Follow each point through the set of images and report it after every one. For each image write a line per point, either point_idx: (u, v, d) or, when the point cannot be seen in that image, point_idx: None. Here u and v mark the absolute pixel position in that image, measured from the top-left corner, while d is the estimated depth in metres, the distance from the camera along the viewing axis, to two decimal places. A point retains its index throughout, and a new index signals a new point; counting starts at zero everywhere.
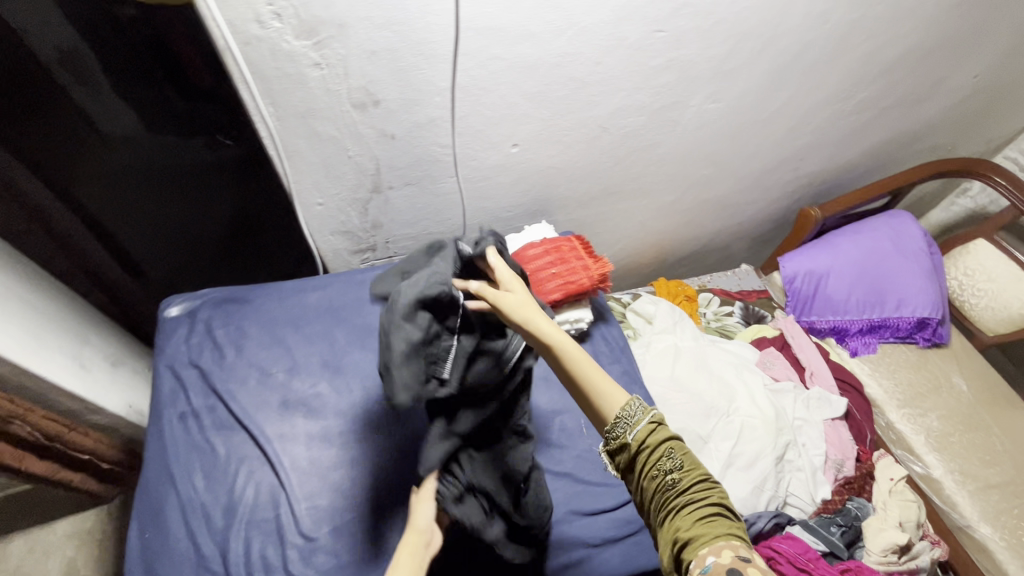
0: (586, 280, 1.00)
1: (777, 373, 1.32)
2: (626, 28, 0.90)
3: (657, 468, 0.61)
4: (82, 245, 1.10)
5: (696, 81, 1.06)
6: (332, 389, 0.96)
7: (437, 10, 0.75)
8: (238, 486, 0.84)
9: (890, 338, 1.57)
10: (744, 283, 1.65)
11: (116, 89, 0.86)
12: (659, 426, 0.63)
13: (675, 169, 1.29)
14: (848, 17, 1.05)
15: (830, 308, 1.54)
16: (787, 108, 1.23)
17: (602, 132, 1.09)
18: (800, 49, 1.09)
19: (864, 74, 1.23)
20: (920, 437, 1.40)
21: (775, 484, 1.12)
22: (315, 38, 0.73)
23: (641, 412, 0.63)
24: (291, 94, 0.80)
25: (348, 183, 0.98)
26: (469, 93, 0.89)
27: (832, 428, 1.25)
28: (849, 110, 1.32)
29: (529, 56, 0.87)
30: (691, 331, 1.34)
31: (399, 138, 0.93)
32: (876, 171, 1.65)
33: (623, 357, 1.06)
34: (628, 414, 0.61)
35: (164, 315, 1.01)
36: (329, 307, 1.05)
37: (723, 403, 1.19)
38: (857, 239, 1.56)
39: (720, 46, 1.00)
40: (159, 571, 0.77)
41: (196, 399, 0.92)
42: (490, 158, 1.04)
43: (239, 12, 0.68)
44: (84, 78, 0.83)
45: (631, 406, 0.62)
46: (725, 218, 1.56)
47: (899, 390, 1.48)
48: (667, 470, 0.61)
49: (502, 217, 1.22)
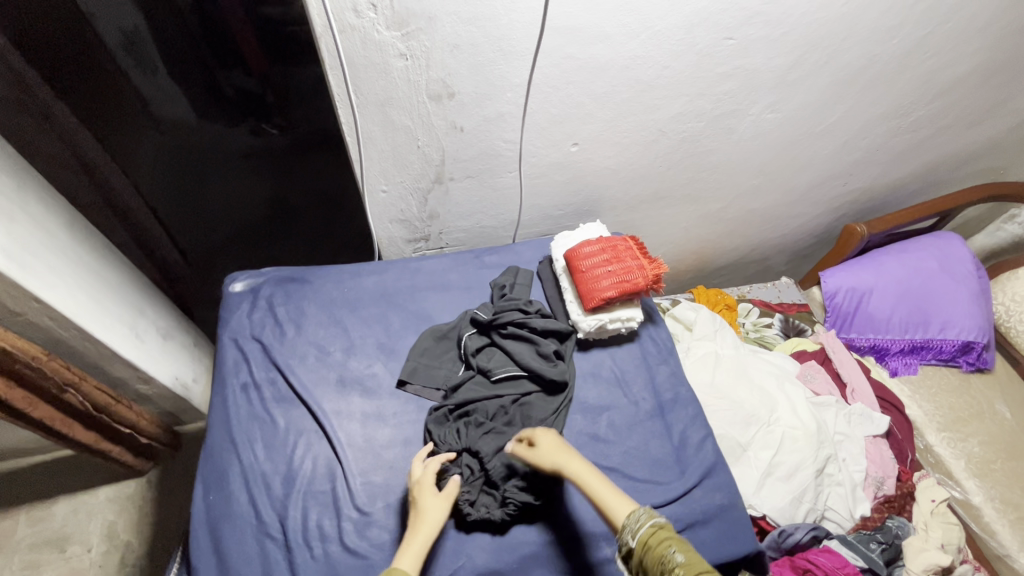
0: (641, 279, 0.99)
1: (818, 387, 1.32)
2: (697, 35, 0.91)
3: (658, 565, 0.63)
4: (134, 218, 1.41)
5: (757, 90, 1.07)
6: (387, 370, 0.98)
7: (522, 8, 0.78)
8: (297, 457, 0.87)
9: (933, 360, 1.54)
10: (785, 296, 1.62)
11: (164, 80, 1.49)
12: (661, 528, 0.66)
13: (726, 177, 1.30)
14: (917, 33, 1.05)
15: (872, 326, 1.52)
16: (844, 121, 1.23)
17: (660, 136, 1.10)
18: (865, 64, 1.09)
19: (924, 92, 1.22)
20: (960, 461, 1.37)
21: (814, 496, 1.11)
22: (405, 29, 0.77)
23: (644, 517, 0.67)
24: (374, 82, 0.83)
25: (413, 172, 1.01)
26: (540, 90, 0.92)
27: (873, 445, 1.24)
28: (904, 127, 1.31)
29: (601, 57, 0.89)
30: (731, 339, 1.34)
31: (467, 131, 0.96)
32: (926, 191, 1.62)
33: (671, 359, 1.08)
34: (631, 518, 0.66)
35: (228, 290, 1.05)
36: (385, 292, 1.08)
37: (764, 412, 1.18)
38: (903, 258, 1.55)
39: (785, 57, 1.01)
40: (221, 533, 0.79)
41: (258, 372, 0.95)
42: (549, 155, 1.06)
43: (339, 1, 0.72)
44: (140, 62, 1.42)
45: (635, 515, 0.67)
46: (769, 229, 1.56)
47: (940, 413, 1.46)
48: (669, 566, 0.62)
49: (553, 215, 1.24)
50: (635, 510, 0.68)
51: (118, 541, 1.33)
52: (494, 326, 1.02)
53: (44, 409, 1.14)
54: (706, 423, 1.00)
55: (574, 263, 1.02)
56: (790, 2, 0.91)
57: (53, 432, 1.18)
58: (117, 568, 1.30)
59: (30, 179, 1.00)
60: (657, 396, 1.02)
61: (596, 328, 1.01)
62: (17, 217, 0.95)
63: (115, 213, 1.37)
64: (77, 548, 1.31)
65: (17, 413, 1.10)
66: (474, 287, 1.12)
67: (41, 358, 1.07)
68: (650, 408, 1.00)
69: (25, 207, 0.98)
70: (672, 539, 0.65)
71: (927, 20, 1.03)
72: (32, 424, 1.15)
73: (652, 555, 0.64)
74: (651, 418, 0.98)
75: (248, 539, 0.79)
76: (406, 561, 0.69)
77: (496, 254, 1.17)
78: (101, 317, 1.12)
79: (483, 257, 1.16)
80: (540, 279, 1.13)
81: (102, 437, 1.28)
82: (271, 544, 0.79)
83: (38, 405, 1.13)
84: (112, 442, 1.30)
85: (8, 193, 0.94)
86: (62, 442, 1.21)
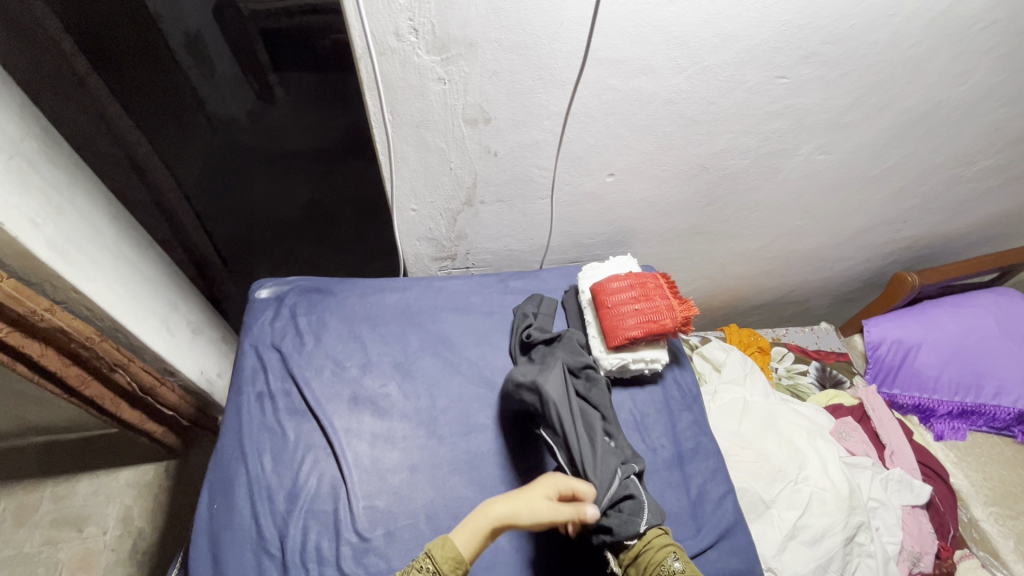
0: (669, 321, 0.96)
1: (853, 447, 1.23)
2: (747, 72, 0.87)
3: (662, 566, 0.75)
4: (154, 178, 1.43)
5: (809, 130, 1.01)
6: (400, 392, 0.97)
7: (565, 38, 0.76)
8: (303, 472, 0.86)
9: (984, 427, 1.43)
10: (823, 343, 1.55)
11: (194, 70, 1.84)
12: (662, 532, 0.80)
13: (768, 216, 1.24)
14: (991, 79, 0.98)
15: (918, 384, 1.42)
16: (901, 167, 1.16)
17: (701, 171, 1.06)
18: (929, 109, 1.02)
19: (992, 142, 1.13)
20: (1009, 542, 1.25)
21: (842, 567, 1.00)
22: (445, 54, 0.76)
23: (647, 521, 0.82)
24: (410, 104, 0.83)
25: (444, 193, 1.01)
26: (579, 120, 0.90)
27: (910, 516, 1.16)
28: (968, 176, 1.22)
29: (644, 90, 0.87)
30: (763, 386, 1.27)
31: (502, 156, 0.94)
32: (985, 244, 1.52)
33: (695, 405, 1.04)
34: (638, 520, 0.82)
35: (254, 295, 1.06)
36: (406, 310, 1.08)
37: (792, 469, 1.09)
38: (957, 314, 1.44)
39: (844, 97, 0.95)
40: (222, 545, 0.79)
41: (274, 381, 0.95)
42: (584, 184, 1.04)
43: (381, 24, 0.72)
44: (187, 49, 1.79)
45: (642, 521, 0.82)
46: (811, 271, 1.48)
47: (988, 485, 1.35)
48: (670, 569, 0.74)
49: (582, 244, 1.21)
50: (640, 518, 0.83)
51: (133, 527, 1.33)
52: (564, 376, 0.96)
53: (95, 387, 1.15)
54: (728, 478, 0.95)
55: (600, 297, 1.00)
56: (851, 43, 0.86)
57: (103, 409, 1.20)
58: (128, 554, 1.29)
59: (82, 174, 1.00)
60: (677, 444, 0.97)
61: (617, 367, 0.98)
62: (65, 210, 0.94)
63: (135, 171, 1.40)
64: (95, 530, 1.31)
65: (69, 388, 1.11)
66: (496, 312, 1.10)
67: (94, 339, 1.05)
68: (667, 458, 0.96)
69: (73, 200, 0.96)
70: (671, 544, 0.79)
71: (1003, 67, 0.96)
72: (82, 399, 1.16)
73: (653, 551, 0.77)
74: (668, 468, 0.94)
75: (248, 554, 0.79)
76: (460, 539, 0.67)
77: (521, 279, 1.16)
78: (136, 309, 1.11)
79: (508, 282, 1.15)
80: (564, 309, 1.11)
81: (148, 417, 1.29)
82: (269, 560, 0.79)
83: (90, 383, 1.13)
84: (156, 423, 1.31)
85: (59, 185, 0.93)
86: (112, 417, 1.24)
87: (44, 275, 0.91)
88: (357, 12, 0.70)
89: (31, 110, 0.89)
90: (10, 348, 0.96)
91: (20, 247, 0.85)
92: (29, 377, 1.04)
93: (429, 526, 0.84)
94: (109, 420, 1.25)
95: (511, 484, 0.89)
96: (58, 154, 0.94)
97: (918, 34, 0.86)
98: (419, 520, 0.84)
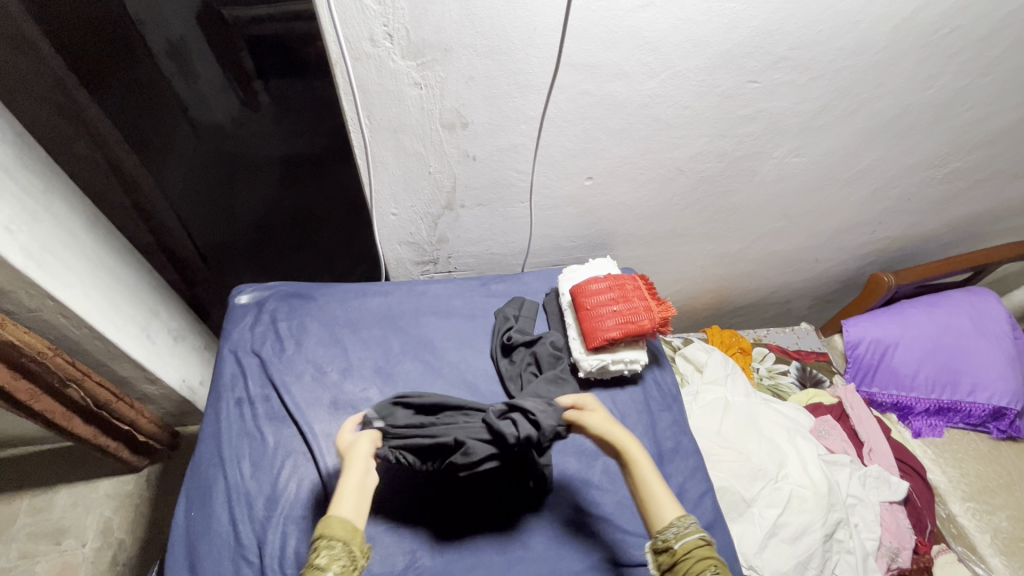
0: (647, 321, 0.97)
1: (832, 444, 1.25)
2: (719, 77, 0.89)
3: None
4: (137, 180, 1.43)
5: (782, 134, 1.03)
6: (382, 396, 0.97)
7: (539, 44, 0.77)
8: (282, 478, 0.86)
9: (960, 423, 1.46)
10: (804, 343, 1.57)
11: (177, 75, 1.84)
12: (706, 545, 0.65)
13: (747, 218, 1.26)
14: (955, 84, 1.01)
15: (895, 382, 1.45)
16: (873, 169, 1.18)
17: (678, 174, 1.08)
18: (898, 112, 1.05)
19: (960, 144, 1.16)
20: (986, 536, 1.28)
21: (821, 563, 1.01)
22: (420, 60, 0.77)
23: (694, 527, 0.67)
24: (387, 109, 0.84)
25: (424, 198, 1.01)
26: (556, 124, 0.91)
27: (888, 512, 1.17)
28: (939, 178, 1.25)
29: (619, 94, 0.88)
30: (743, 386, 1.29)
31: (480, 160, 0.95)
32: (958, 244, 1.56)
33: (675, 405, 1.05)
34: (682, 521, 0.67)
35: (234, 301, 1.06)
36: (388, 315, 1.08)
37: (772, 467, 1.11)
38: (932, 312, 1.48)
39: (814, 101, 0.97)
40: (199, 553, 0.78)
41: (253, 387, 0.94)
42: (563, 188, 1.05)
43: (356, 30, 0.73)
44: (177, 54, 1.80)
45: (684, 520, 0.67)
46: (790, 273, 1.51)
47: (965, 481, 1.37)
48: None
49: (564, 247, 1.22)
50: (684, 516, 0.68)
51: (112, 539, 1.30)
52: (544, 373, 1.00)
53: (46, 403, 1.11)
54: (707, 477, 0.96)
55: (580, 299, 1.01)
56: (819, 49, 0.88)
57: (54, 425, 1.16)
58: (108, 566, 1.27)
59: (58, 180, 0.99)
60: (657, 443, 0.98)
61: (597, 368, 0.98)
62: (40, 216, 0.93)
63: (117, 177, 1.40)
64: (73, 542, 1.29)
65: (18, 404, 1.07)
66: (478, 315, 1.11)
67: (46, 353, 1.04)
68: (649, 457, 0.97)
69: (48, 207, 0.96)
70: (716, 559, 0.64)
71: (967, 72, 0.98)
72: (32, 415, 1.11)
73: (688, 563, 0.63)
74: None
75: (226, 561, 0.78)
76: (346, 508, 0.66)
77: (503, 282, 1.17)
78: (114, 317, 1.10)
79: (490, 285, 1.16)
80: (546, 312, 1.12)
81: (103, 432, 1.25)
82: (248, 567, 0.78)
83: (41, 398, 1.10)
84: (111, 437, 1.27)
85: (34, 192, 0.93)
86: (62, 433, 1.19)
87: (19, 283, 0.90)
88: (331, 19, 0.70)
89: (4, 116, 0.89)
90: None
91: None
92: None
93: (410, 530, 0.84)
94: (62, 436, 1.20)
95: (491, 487, 0.89)
96: (30, 160, 0.93)
97: (883, 39, 0.89)
98: (400, 524, 0.84)
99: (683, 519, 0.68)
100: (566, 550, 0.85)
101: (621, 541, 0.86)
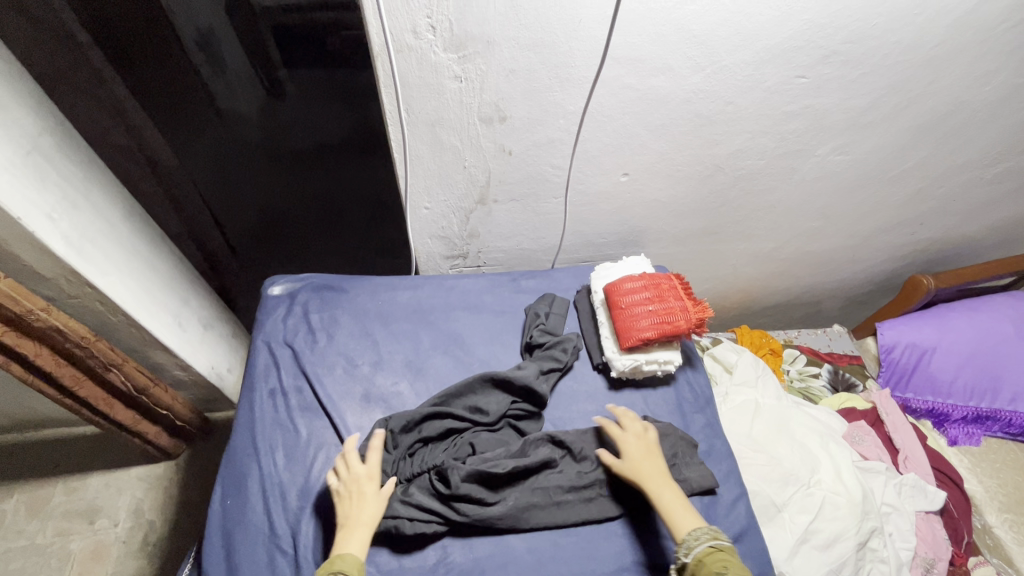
0: (683, 322, 0.95)
1: (866, 451, 1.22)
2: (766, 71, 0.86)
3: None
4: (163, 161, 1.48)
5: (827, 131, 1.00)
6: (412, 390, 0.97)
7: (583, 37, 0.75)
8: (315, 470, 0.86)
9: (999, 432, 1.41)
10: (836, 345, 1.53)
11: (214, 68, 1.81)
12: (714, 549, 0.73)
13: (783, 218, 1.23)
14: (1015, 80, 0.96)
15: (932, 388, 1.41)
16: (921, 168, 1.14)
17: (716, 170, 1.05)
18: (951, 110, 1.00)
19: (1016, 142, 1.11)
20: (1023, 549, 1.24)
21: (853, 572, 0.99)
22: (462, 52, 0.76)
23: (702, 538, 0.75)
24: (426, 102, 0.83)
25: (458, 192, 1.00)
26: (594, 119, 0.89)
27: (924, 522, 1.14)
28: (989, 178, 1.20)
29: (661, 89, 0.86)
30: (774, 388, 1.26)
31: (516, 155, 0.94)
32: (1003, 246, 1.49)
33: (708, 408, 1.04)
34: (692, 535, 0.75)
35: (267, 292, 1.06)
36: (418, 308, 1.08)
37: (804, 472, 1.08)
38: (974, 318, 1.43)
39: (864, 97, 0.94)
40: (235, 540, 0.79)
41: (286, 378, 0.95)
42: (598, 184, 1.03)
43: (399, 22, 0.72)
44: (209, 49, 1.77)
45: (695, 533, 0.75)
46: (824, 274, 1.47)
47: (1003, 492, 1.33)
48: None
49: (595, 243, 1.20)
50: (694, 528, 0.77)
51: (143, 520, 1.33)
52: (559, 371, 1.00)
53: (89, 389, 1.15)
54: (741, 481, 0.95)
55: (613, 298, 1.00)
56: (873, 42, 0.84)
57: (97, 411, 1.19)
58: (139, 546, 1.30)
59: (98, 169, 1.01)
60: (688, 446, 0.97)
61: (630, 368, 0.97)
62: (81, 205, 0.95)
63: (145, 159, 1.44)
64: (106, 522, 1.32)
65: (63, 389, 1.11)
66: (508, 311, 1.10)
67: (90, 339, 1.06)
68: (681, 456, 0.94)
69: (87, 195, 0.97)
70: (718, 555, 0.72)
71: None
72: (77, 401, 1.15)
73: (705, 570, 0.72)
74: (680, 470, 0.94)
75: (261, 550, 0.79)
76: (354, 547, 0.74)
77: (533, 278, 1.16)
78: (148, 305, 1.11)
79: (519, 281, 1.15)
80: (576, 309, 1.11)
81: (143, 419, 1.28)
82: (282, 557, 0.79)
83: (84, 384, 1.13)
84: (151, 424, 1.30)
85: (74, 180, 0.94)
86: (103, 421, 1.22)
87: (60, 270, 0.92)
88: (375, 11, 0.69)
89: (49, 105, 0.90)
90: (6, 348, 0.97)
91: (36, 242, 0.85)
92: (19, 376, 1.03)
93: None
94: (102, 424, 1.23)
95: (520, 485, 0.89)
96: (73, 150, 0.94)
97: (940, 34, 0.85)
98: None
99: (695, 531, 0.76)
100: (598, 551, 0.84)
101: (658, 545, 0.84)
